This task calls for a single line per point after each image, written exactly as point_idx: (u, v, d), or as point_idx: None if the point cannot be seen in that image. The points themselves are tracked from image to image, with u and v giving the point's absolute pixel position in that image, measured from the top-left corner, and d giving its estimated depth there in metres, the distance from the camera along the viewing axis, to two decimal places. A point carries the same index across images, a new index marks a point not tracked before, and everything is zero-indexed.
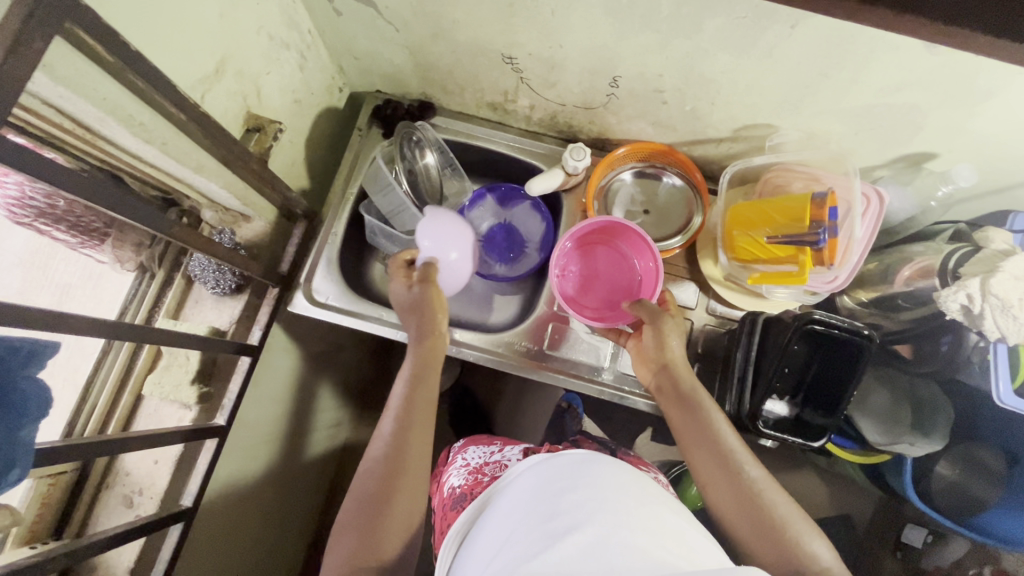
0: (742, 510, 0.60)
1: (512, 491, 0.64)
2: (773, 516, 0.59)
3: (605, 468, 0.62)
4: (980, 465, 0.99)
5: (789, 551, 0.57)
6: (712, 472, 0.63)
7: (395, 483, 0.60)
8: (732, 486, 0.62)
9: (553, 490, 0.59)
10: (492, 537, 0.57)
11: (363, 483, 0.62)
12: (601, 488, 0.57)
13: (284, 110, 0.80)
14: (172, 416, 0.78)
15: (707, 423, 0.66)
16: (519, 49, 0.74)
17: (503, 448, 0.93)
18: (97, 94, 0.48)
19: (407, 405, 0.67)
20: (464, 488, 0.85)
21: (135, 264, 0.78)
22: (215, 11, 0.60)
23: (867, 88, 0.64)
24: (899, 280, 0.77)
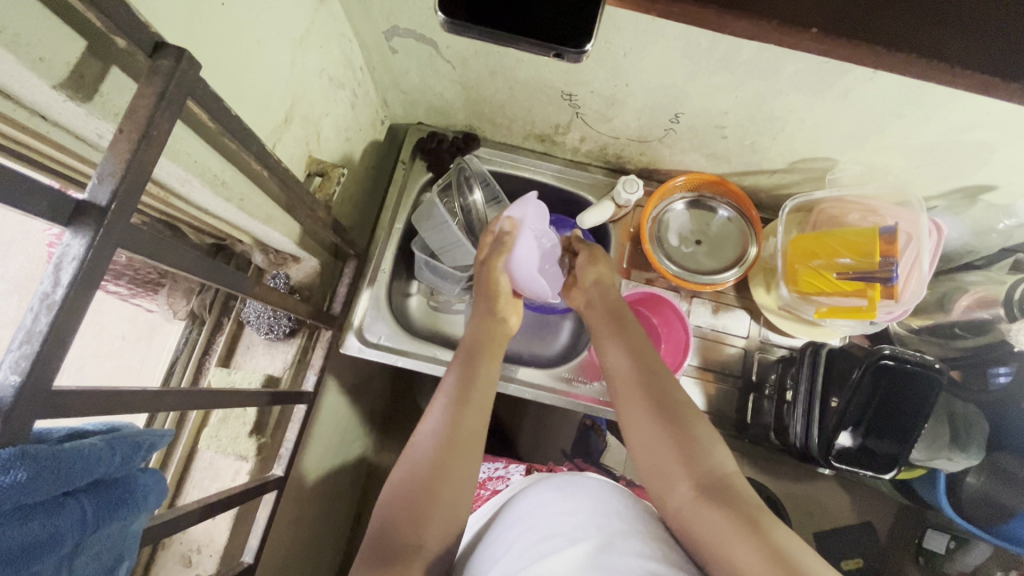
0: (660, 431, 0.64)
1: (517, 510, 0.65)
2: (681, 415, 0.65)
3: (601, 489, 0.64)
4: (1005, 474, 0.88)
5: (691, 444, 0.62)
6: (639, 401, 0.68)
7: (440, 481, 0.59)
8: (654, 411, 0.66)
9: (555, 510, 0.61)
10: (496, 552, 0.60)
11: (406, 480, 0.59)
12: (605, 510, 0.60)
13: (337, 150, 0.78)
14: (227, 469, 0.75)
15: (646, 362, 0.71)
16: (581, 87, 0.74)
17: (508, 464, 0.94)
18: (191, 158, 0.46)
19: (451, 421, 0.64)
20: None
21: (187, 312, 0.76)
22: (287, 58, 0.58)
23: (940, 127, 0.64)
24: (957, 309, 0.79)
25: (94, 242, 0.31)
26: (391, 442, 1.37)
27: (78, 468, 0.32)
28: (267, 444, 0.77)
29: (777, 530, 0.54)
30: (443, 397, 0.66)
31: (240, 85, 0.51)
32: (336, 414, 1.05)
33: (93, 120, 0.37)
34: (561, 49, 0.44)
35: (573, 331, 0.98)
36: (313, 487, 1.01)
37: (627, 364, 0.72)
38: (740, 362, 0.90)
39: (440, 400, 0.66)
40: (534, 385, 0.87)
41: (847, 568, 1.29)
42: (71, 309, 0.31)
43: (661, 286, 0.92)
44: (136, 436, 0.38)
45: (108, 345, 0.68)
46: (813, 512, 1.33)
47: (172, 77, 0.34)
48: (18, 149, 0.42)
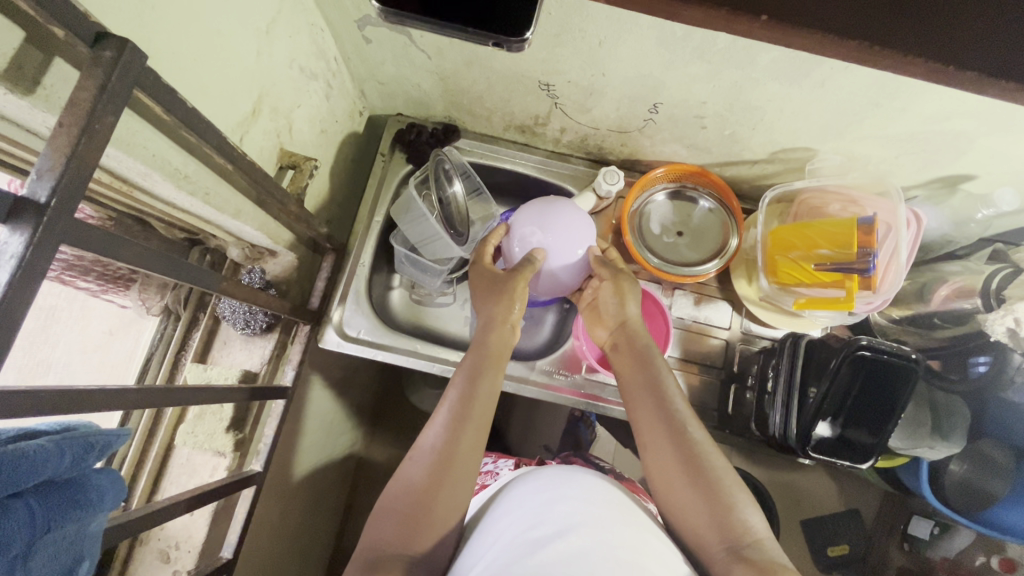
0: (678, 472, 0.61)
1: (507, 500, 0.65)
2: (707, 464, 0.60)
3: (589, 481, 0.65)
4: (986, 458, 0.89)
5: (715, 493, 0.58)
6: (666, 446, 0.63)
7: (438, 492, 0.59)
8: (675, 460, 0.62)
9: (544, 500, 0.61)
10: (483, 540, 0.60)
11: (405, 490, 0.59)
12: (590, 501, 0.60)
13: (312, 142, 0.77)
14: (205, 465, 0.74)
15: (662, 394, 0.67)
16: (558, 77, 0.73)
17: (497, 459, 0.94)
18: (148, 152, 0.45)
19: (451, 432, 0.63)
20: None
21: (161, 308, 0.75)
22: (252, 48, 0.57)
23: (917, 117, 0.64)
24: (936, 299, 0.79)
25: (34, 239, 0.31)
26: (379, 435, 1.37)
27: (22, 471, 0.32)
28: (246, 440, 0.77)
29: None
30: (432, 436, 0.62)
31: (200, 76, 0.50)
32: (319, 408, 1.04)
33: (38, 114, 0.36)
34: (501, 39, 0.44)
35: (557, 324, 0.98)
36: (297, 481, 1.01)
37: (648, 406, 0.67)
38: (722, 353, 0.90)
39: (444, 410, 0.65)
40: (517, 379, 0.87)
41: (832, 554, 1.30)
42: (9, 310, 0.30)
43: (643, 278, 0.92)
44: (88, 437, 0.37)
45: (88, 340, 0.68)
46: (798, 501, 1.34)
47: (114, 69, 0.33)
48: None
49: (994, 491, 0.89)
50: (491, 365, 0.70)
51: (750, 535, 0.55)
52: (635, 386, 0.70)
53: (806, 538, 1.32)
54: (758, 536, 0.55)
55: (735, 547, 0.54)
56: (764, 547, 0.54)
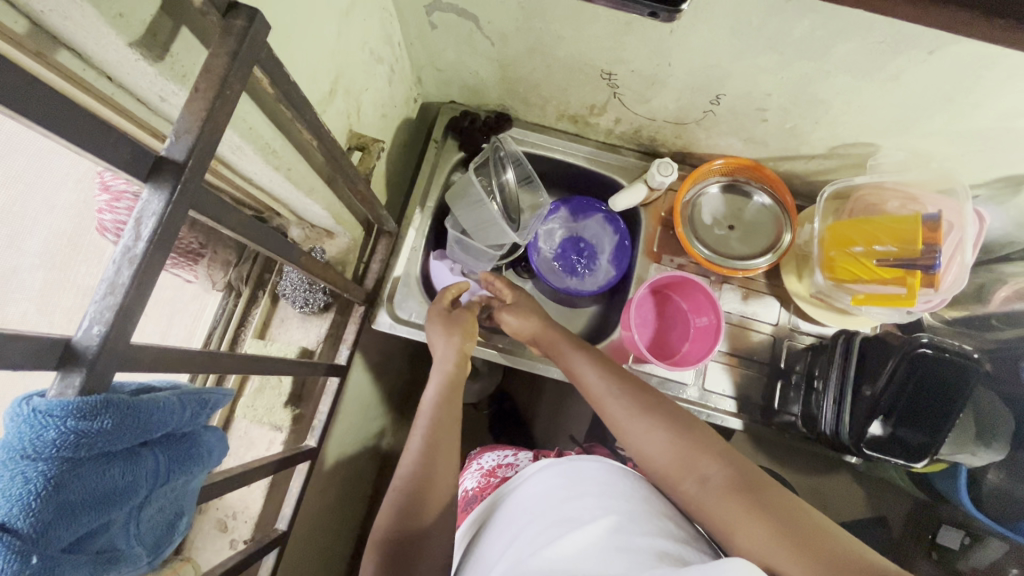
0: (656, 425, 0.63)
1: (519, 497, 0.67)
2: (680, 417, 0.63)
3: (603, 475, 0.64)
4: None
5: (694, 439, 0.61)
6: (638, 408, 0.65)
7: (430, 487, 0.63)
8: (661, 429, 0.62)
9: (559, 497, 0.61)
10: (500, 539, 0.61)
11: (399, 492, 0.63)
12: (604, 497, 0.59)
13: (374, 126, 0.78)
14: (262, 439, 0.76)
15: (616, 370, 0.70)
16: (622, 66, 0.73)
17: (518, 451, 0.94)
18: (246, 124, 0.47)
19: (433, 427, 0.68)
20: (477, 490, 0.87)
21: (224, 283, 0.77)
22: (334, 29, 0.58)
23: (992, 112, 0.63)
24: (995, 300, 0.79)
25: (172, 198, 0.32)
26: (411, 420, 1.39)
27: (154, 420, 0.33)
28: (302, 416, 0.78)
29: (788, 507, 0.52)
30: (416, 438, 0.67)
31: (291, 52, 0.51)
32: (359, 390, 1.05)
33: (162, 82, 0.38)
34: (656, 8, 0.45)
35: (601, 315, 0.99)
36: (337, 462, 1.02)
37: (613, 383, 0.68)
38: (768, 348, 0.90)
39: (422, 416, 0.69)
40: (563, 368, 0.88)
41: None
42: (149, 266, 0.31)
43: (689, 271, 0.92)
44: (204, 394, 0.39)
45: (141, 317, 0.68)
46: (826, 503, 1.34)
47: (244, 38, 0.34)
48: None
49: None
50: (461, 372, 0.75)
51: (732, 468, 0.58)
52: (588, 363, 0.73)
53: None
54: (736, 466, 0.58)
55: (729, 489, 0.55)
56: (755, 485, 0.55)
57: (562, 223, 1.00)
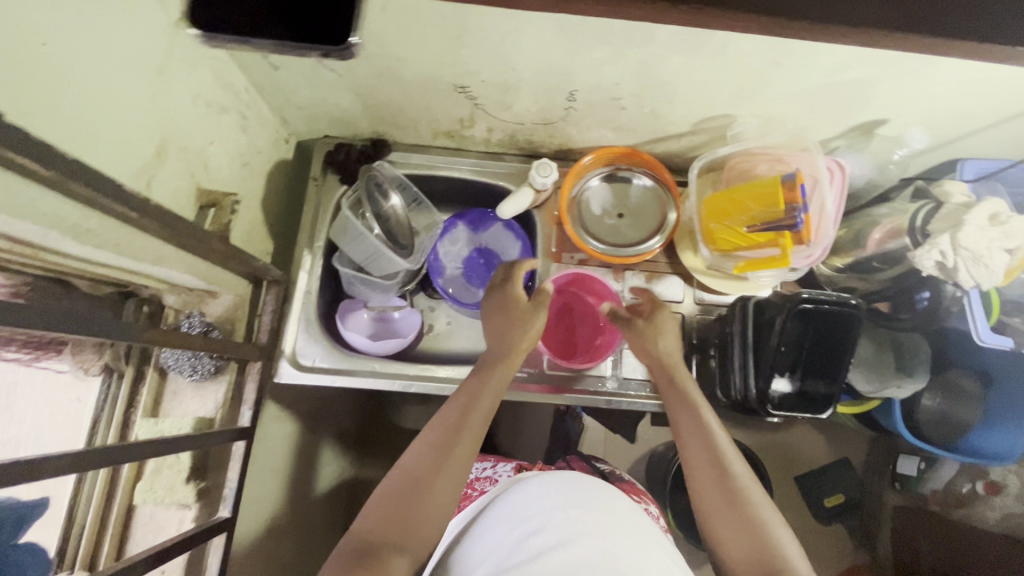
0: (723, 502, 0.65)
1: (507, 500, 0.67)
2: (745, 499, 0.65)
3: (594, 490, 0.65)
4: (959, 389, 0.99)
5: (757, 528, 0.62)
6: (709, 480, 0.68)
7: (445, 460, 0.60)
8: (729, 513, 0.64)
9: (546, 505, 0.62)
10: (486, 540, 0.63)
11: (418, 461, 0.61)
12: (593, 511, 0.61)
13: (234, 177, 0.75)
14: (170, 520, 0.72)
15: (709, 432, 0.71)
16: (472, 78, 0.73)
17: (496, 465, 0.92)
18: (37, 210, 0.44)
19: (463, 411, 0.66)
20: (454, 503, 0.84)
21: (100, 367, 0.72)
22: (145, 90, 0.56)
23: (819, 70, 0.65)
24: (871, 243, 0.81)
25: None
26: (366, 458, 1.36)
27: None
28: (209, 488, 0.75)
29: None
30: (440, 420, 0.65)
31: (85, 125, 0.48)
32: (293, 442, 1.02)
33: None
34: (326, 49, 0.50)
35: None
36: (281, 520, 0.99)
37: (702, 446, 0.70)
38: (680, 326, 0.91)
39: (454, 402, 0.67)
40: None
41: (829, 504, 1.33)
42: None
43: (592, 264, 0.93)
44: None
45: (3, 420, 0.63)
46: (790, 457, 1.37)
47: None
48: None
49: (967, 420, 0.99)
50: (501, 368, 0.72)
51: (787, 567, 0.58)
52: (680, 421, 0.74)
53: (802, 491, 1.35)
54: (787, 564, 0.59)
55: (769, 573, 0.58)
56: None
57: (466, 238, 0.99)
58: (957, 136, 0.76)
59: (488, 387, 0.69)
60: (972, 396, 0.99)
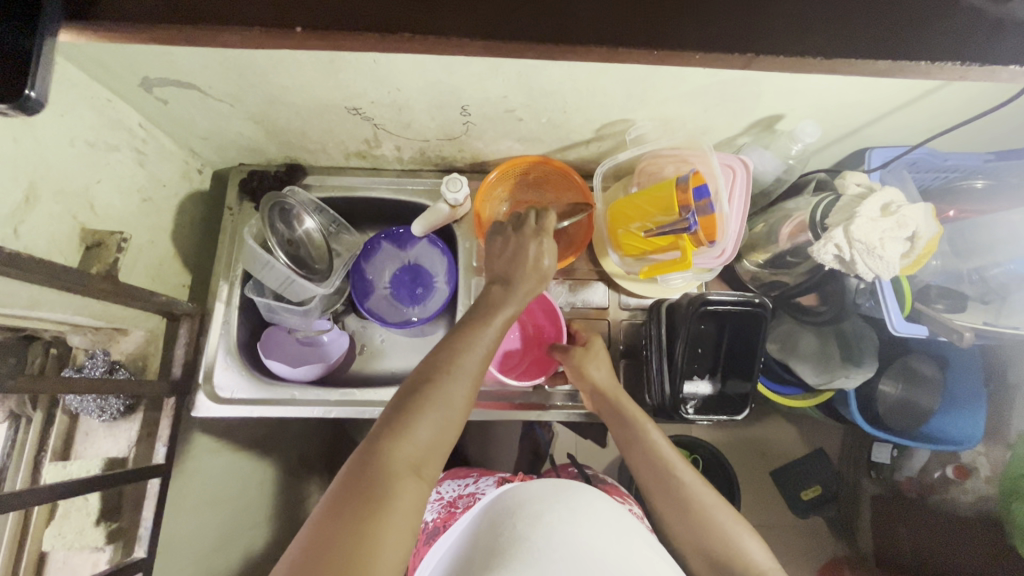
0: (682, 511, 0.65)
1: (484, 513, 0.66)
2: (699, 502, 0.65)
3: (576, 492, 0.65)
4: (917, 376, 0.98)
5: (717, 529, 0.63)
6: (663, 491, 0.68)
7: (437, 393, 0.55)
8: (689, 518, 0.65)
9: (526, 511, 0.61)
10: (463, 554, 0.61)
11: (411, 395, 0.55)
12: (577, 514, 0.61)
13: (132, 214, 0.75)
14: (85, 563, 0.72)
15: (654, 445, 0.71)
16: (360, 100, 0.72)
17: (478, 478, 0.90)
18: None
19: (455, 346, 0.59)
20: (437, 521, 0.83)
21: (5, 413, 0.72)
22: (6, 135, 0.56)
23: (695, 71, 0.65)
24: (783, 238, 0.81)
25: None
26: None
27: None
28: (124, 528, 0.74)
29: None
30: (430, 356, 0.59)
31: None
32: None
33: None
34: None
35: None
36: None
37: (648, 458, 0.70)
38: (607, 332, 0.90)
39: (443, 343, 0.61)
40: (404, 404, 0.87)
41: (807, 498, 1.30)
42: None
43: None
44: None
45: None
46: (762, 453, 1.35)
47: None
48: None
49: (927, 406, 0.98)
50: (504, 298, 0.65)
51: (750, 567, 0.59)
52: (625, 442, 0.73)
53: (777, 486, 1.33)
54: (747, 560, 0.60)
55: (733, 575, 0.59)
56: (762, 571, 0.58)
57: (393, 255, 0.97)
58: (855, 125, 0.75)
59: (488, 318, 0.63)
60: (932, 383, 0.98)
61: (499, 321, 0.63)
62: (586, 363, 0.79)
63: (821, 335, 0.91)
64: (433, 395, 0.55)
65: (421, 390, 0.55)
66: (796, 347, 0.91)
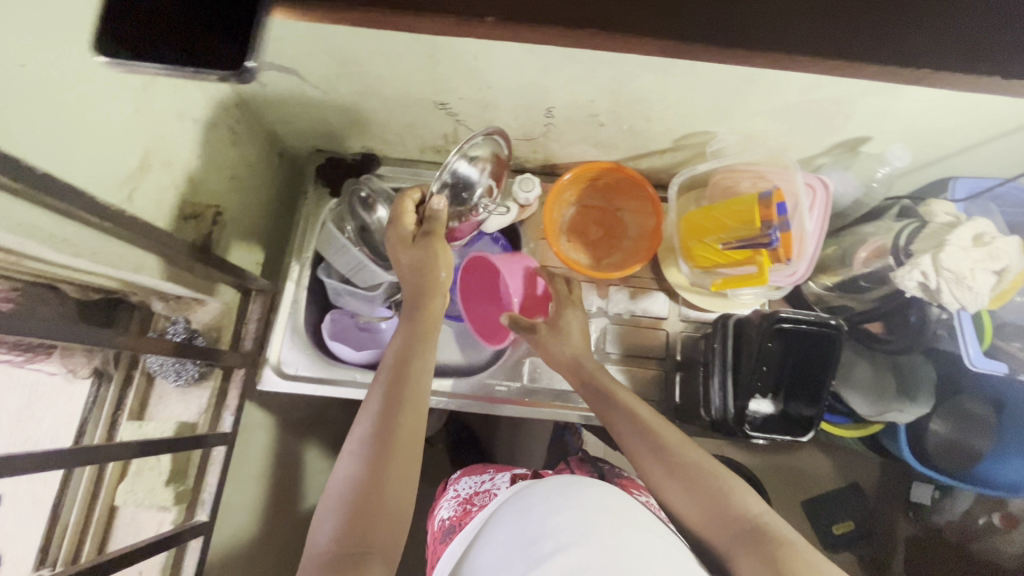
0: (675, 482, 0.61)
1: (499, 513, 0.65)
2: (692, 465, 0.61)
3: (585, 490, 0.63)
4: (971, 416, 0.94)
5: (716, 490, 0.58)
6: (650, 460, 0.64)
7: (384, 461, 0.55)
8: (682, 484, 0.60)
9: (534, 513, 0.60)
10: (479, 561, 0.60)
11: (352, 475, 0.55)
12: (583, 511, 0.59)
13: (222, 190, 0.78)
14: (150, 522, 0.74)
15: (635, 416, 0.68)
16: (450, 95, 0.74)
17: (496, 474, 0.82)
18: (12, 220, 0.47)
19: (393, 397, 0.59)
20: (453, 519, 0.76)
21: (90, 370, 0.76)
22: (130, 106, 0.59)
23: (791, 88, 0.65)
24: (857, 262, 0.80)
25: None
26: None
27: None
28: (187, 492, 0.77)
29: (808, 559, 0.50)
30: (369, 414, 0.58)
31: (66, 142, 0.51)
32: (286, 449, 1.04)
33: None
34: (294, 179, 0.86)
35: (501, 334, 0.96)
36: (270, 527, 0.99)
37: (631, 433, 0.67)
38: (663, 343, 0.90)
39: (376, 398, 0.60)
40: (458, 397, 0.87)
41: (838, 532, 1.23)
42: None
43: (575, 278, 0.92)
44: None
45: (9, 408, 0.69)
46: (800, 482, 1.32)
47: None
48: None
49: (979, 448, 0.94)
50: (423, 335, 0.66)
51: (756, 522, 0.55)
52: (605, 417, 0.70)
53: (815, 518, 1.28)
54: (756, 515, 0.55)
55: (743, 534, 0.54)
56: (774, 528, 0.54)
57: None
58: (943, 153, 0.74)
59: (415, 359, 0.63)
60: (984, 425, 0.94)
61: (422, 350, 0.65)
62: (568, 310, 0.83)
63: (873, 364, 0.88)
64: (377, 467, 0.55)
65: (360, 470, 0.55)
66: (850, 375, 0.88)
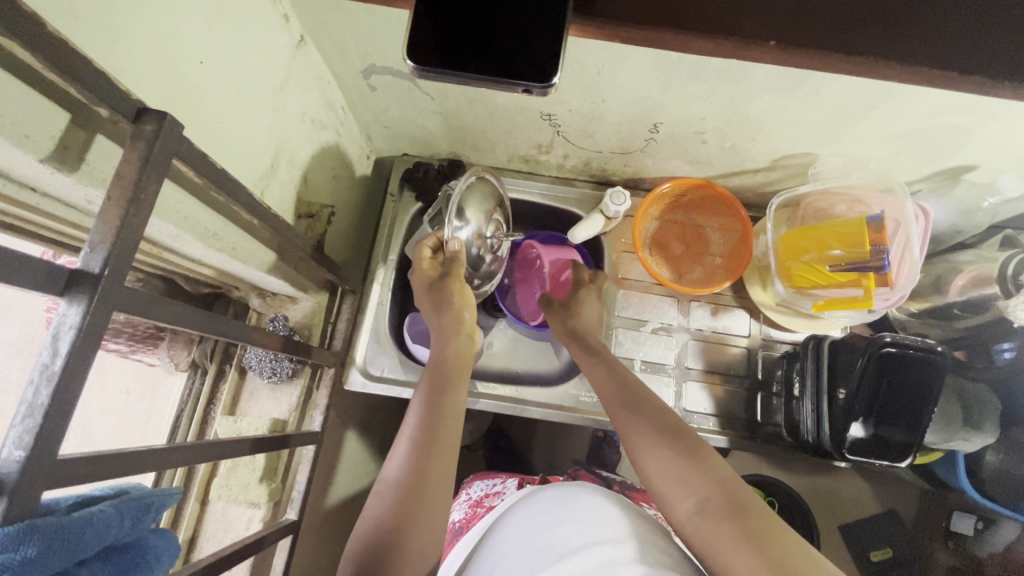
0: (649, 440, 0.60)
1: (504, 524, 0.64)
2: (669, 424, 0.61)
3: (584, 500, 0.62)
4: None
5: (689, 450, 0.58)
6: (630, 422, 0.63)
7: (417, 501, 0.55)
8: (655, 441, 0.59)
9: (540, 524, 0.59)
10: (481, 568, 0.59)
11: (383, 516, 0.54)
12: (589, 523, 0.58)
13: (324, 190, 0.79)
14: (241, 518, 0.74)
15: (626, 384, 0.68)
16: (559, 107, 0.75)
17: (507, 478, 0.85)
18: (180, 215, 0.48)
19: (423, 427, 0.61)
20: (464, 521, 0.78)
21: (188, 362, 0.77)
22: (268, 105, 0.60)
23: (912, 114, 0.65)
24: (953, 290, 0.80)
25: (90, 310, 0.32)
26: None
27: (91, 536, 0.33)
28: (278, 489, 0.77)
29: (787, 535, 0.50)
30: (400, 447, 0.60)
31: (223, 137, 0.52)
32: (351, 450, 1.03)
33: (83, 188, 0.39)
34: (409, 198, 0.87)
35: None
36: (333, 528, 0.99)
37: (616, 396, 0.67)
38: (744, 361, 0.90)
39: (405, 438, 0.61)
40: (543, 405, 0.89)
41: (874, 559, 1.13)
42: (74, 378, 0.31)
43: (656, 292, 0.93)
44: (144, 497, 0.38)
45: (113, 400, 0.70)
46: None
47: (155, 141, 0.35)
48: (30, 213, 0.44)
49: None
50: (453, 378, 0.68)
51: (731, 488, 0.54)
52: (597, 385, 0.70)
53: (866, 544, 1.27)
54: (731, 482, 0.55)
55: (714, 497, 0.53)
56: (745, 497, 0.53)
57: None
58: None
59: (451, 396, 0.66)
60: None
61: (452, 393, 0.66)
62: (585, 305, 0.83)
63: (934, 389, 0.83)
64: (403, 506, 0.55)
65: (384, 508, 0.55)
66: None
